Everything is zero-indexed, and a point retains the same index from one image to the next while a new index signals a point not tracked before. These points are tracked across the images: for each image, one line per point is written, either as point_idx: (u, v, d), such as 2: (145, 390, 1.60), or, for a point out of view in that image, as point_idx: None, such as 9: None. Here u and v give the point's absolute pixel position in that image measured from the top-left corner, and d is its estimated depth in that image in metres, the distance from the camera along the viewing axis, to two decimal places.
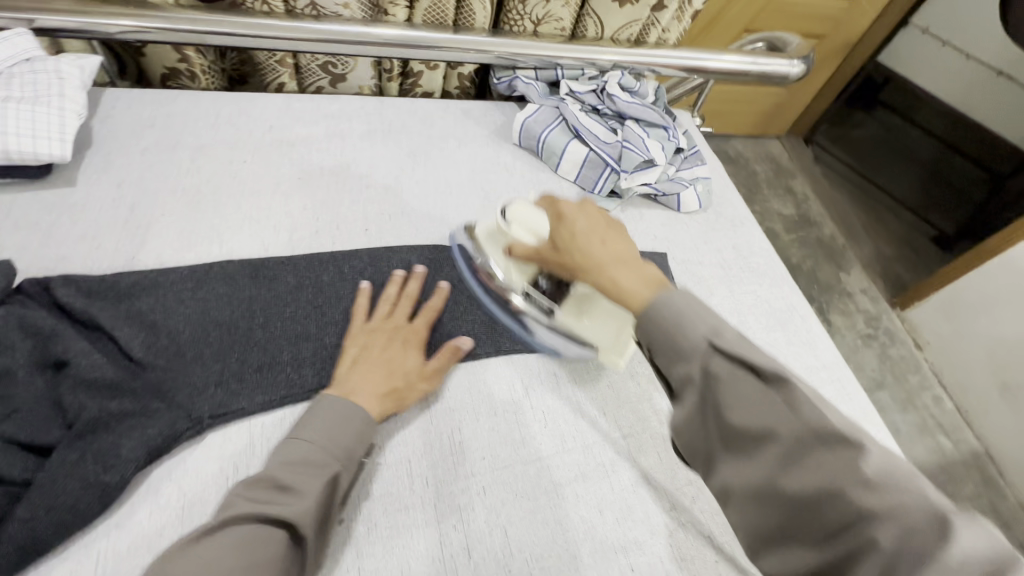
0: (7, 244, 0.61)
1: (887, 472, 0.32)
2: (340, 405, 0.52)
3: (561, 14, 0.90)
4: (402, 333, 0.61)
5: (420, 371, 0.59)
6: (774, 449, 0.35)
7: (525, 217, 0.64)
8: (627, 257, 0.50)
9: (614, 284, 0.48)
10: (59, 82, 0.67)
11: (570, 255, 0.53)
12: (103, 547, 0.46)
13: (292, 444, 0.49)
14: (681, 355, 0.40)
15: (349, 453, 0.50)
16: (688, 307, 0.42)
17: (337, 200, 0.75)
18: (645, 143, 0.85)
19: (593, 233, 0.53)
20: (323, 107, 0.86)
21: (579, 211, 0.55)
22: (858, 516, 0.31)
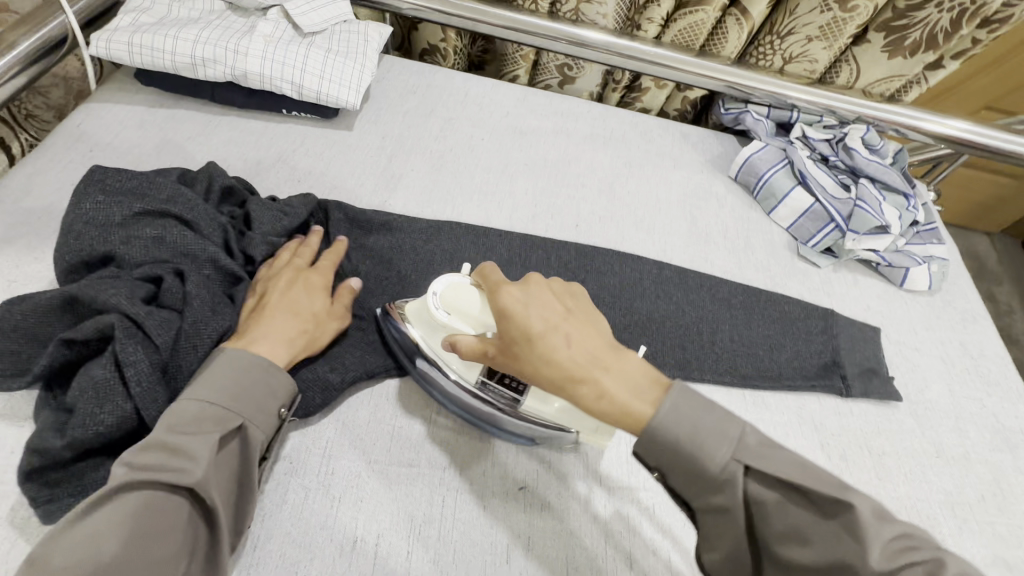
0: (298, 167, 0.74)
1: (844, 486, 0.40)
2: (240, 359, 0.46)
3: (817, 56, 0.84)
4: (301, 277, 0.56)
5: (327, 313, 0.55)
6: (797, 548, 0.40)
7: (460, 305, 0.52)
8: (598, 356, 0.45)
9: (608, 395, 0.43)
10: (365, 43, 0.79)
11: (531, 366, 0.45)
12: (329, 436, 0.53)
13: (191, 403, 0.42)
14: (714, 487, 0.41)
15: (255, 408, 0.44)
16: (693, 412, 0.42)
17: (554, 192, 0.79)
18: (880, 207, 0.78)
19: (556, 322, 0.46)
20: (555, 104, 0.92)
21: (527, 293, 0.48)
22: (797, 527, 0.40)
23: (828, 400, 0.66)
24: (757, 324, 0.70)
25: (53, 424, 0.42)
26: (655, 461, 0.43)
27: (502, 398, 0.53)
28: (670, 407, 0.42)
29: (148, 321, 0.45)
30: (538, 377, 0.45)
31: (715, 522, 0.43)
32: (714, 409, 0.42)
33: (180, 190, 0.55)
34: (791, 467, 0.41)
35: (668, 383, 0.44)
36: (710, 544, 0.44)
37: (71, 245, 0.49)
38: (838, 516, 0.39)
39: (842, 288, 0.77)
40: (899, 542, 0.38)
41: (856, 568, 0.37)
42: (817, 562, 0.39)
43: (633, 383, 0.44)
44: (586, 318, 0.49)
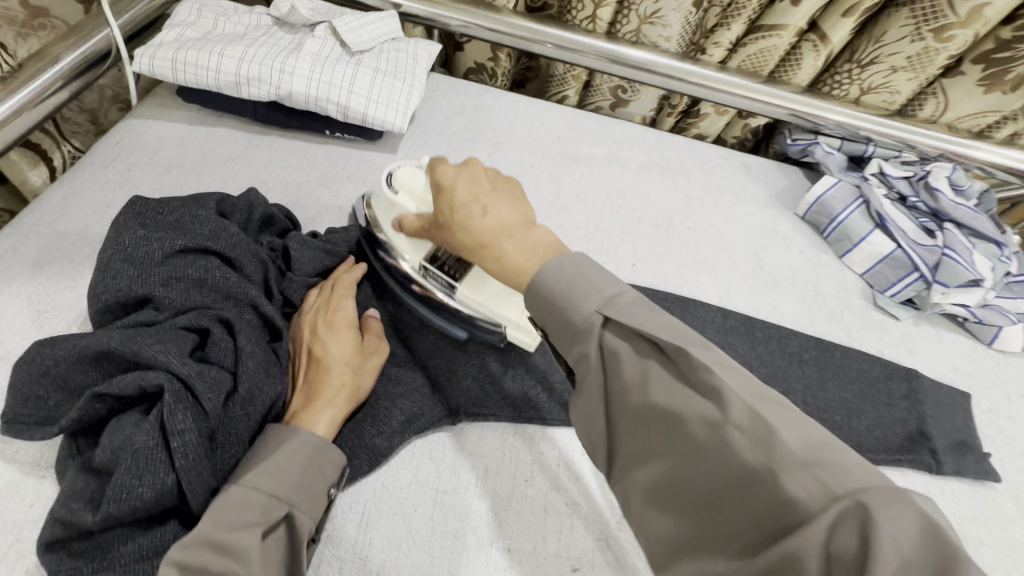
0: (341, 192, 0.70)
1: (811, 449, 0.30)
2: (288, 438, 0.43)
3: (900, 87, 0.77)
4: (325, 320, 0.52)
5: (359, 355, 0.51)
6: (701, 465, 0.33)
7: (410, 184, 0.55)
8: (508, 223, 0.44)
9: (504, 261, 0.42)
10: (414, 62, 0.75)
11: (454, 235, 0.46)
12: (368, 501, 0.48)
13: (236, 490, 0.39)
14: (578, 335, 0.38)
15: (304, 492, 0.41)
16: (591, 273, 0.40)
17: (609, 226, 0.74)
18: (971, 257, 0.70)
19: (480, 195, 0.46)
20: (609, 129, 0.86)
21: (459, 173, 0.47)
22: (736, 446, 0.32)
23: (915, 477, 0.59)
24: (832, 384, 0.64)
25: (82, 490, 0.38)
26: (589, 344, 0.38)
27: (439, 283, 0.55)
28: (555, 265, 0.40)
29: (198, 383, 0.40)
30: (457, 233, 0.45)
31: (631, 423, 0.37)
32: (618, 286, 0.40)
33: (223, 224, 0.51)
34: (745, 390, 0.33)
35: (564, 250, 0.42)
36: (632, 461, 0.37)
37: (108, 285, 0.45)
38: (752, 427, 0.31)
39: (925, 345, 0.70)
40: (812, 456, 0.30)
41: (780, 480, 0.29)
42: (742, 470, 0.31)
43: (533, 251, 0.42)
44: (513, 195, 0.47)
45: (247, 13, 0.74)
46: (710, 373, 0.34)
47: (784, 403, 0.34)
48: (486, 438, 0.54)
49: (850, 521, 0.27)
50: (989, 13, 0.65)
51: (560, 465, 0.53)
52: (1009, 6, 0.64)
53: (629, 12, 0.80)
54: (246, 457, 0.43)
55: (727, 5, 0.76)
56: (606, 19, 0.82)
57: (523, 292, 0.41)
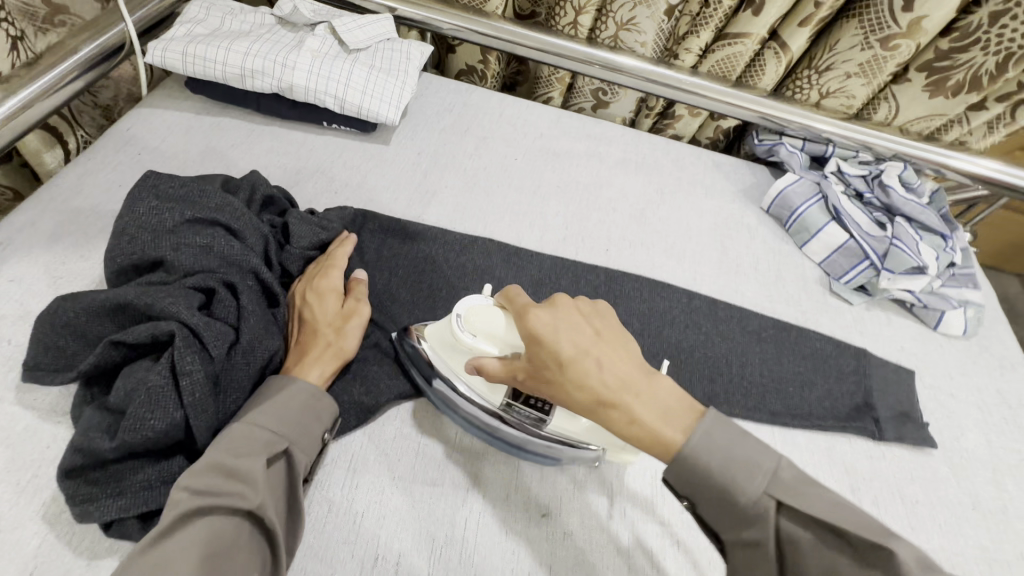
0: (337, 178, 0.75)
1: (829, 502, 0.40)
2: (287, 385, 0.48)
3: (856, 92, 0.84)
4: (313, 289, 0.56)
5: (344, 317, 0.55)
6: (797, 559, 0.39)
7: (488, 326, 0.52)
8: (630, 379, 0.45)
9: (638, 421, 0.43)
10: (407, 61, 0.81)
11: (568, 390, 0.45)
12: (356, 451, 0.53)
13: (240, 427, 0.44)
14: (751, 521, 0.41)
15: (301, 432, 0.46)
16: (733, 444, 0.42)
17: (586, 215, 0.80)
18: (917, 248, 0.76)
19: (589, 347, 0.46)
20: (589, 127, 0.92)
21: (553, 318, 0.48)
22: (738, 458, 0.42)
23: (860, 443, 0.64)
24: (787, 360, 0.69)
25: (99, 424, 0.43)
26: (764, 530, 0.41)
27: (527, 418, 0.53)
28: (704, 441, 0.42)
29: (205, 332, 0.45)
30: (570, 388, 0.45)
31: (720, 515, 0.43)
32: (773, 457, 0.42)
33: (228, 198, 0.56)
34: (818, 489, 0.41)
35: (701, 413, 0.44)
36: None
37: (123, 248, 0.50)
38: (831, 529, 0.39)
39: (875, 327, 0.76)
40: (923, 568, 0.36)
41: (839, 571, 0.38)
42: (807, 566, 0.39)
43: (665, 413, 0.44)
44: (616, 343, 0.48)
45: (252, 13, 0.79)
46: (800, 495, 0.41)
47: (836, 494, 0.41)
48: None
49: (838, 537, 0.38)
50: (928, 25, 0.71)
51: None
52: (945, 20, 0.71)
53: (607, 19, 0.87)
54: (246, 404, 0.47)
55: (695, 15, 0.83)
56: (587, 25, 0.88)
57: (671, 460, 0.42)
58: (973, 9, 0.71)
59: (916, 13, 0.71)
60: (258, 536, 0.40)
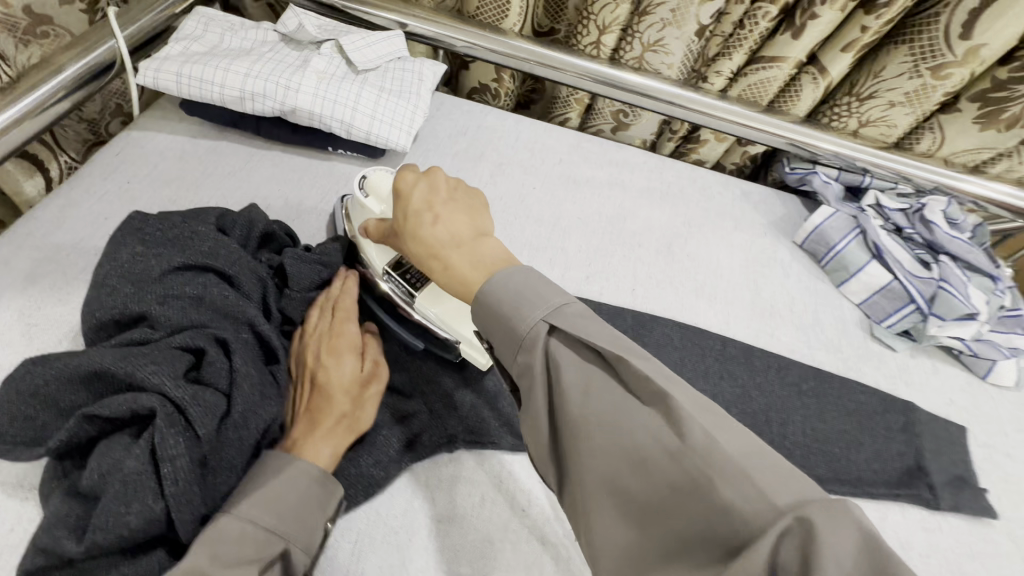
0: (343, 209, 0.70)
1: (744, 454, 0.32)
2: (288, 466, 0.42)
3: (897, 122, 0.79)
4: (326, 347, 0.51)
5: (360, 383, 0.50)
6: (647, 475, 0.33)
7: (384, 189, 0.55)
8: (487, 257, 0.44)
9: (450, 269, 0.44)
10: (419, 82, 0.76)
11: (405, 243, 0.48)
12: (362, 531, 0.47)
13: (233, 519, 0.38)
14: (650, 461, 0.34)
15: (301, 529, 0.40)
16: (537, 286, 0.41)
17: (609, 249, 0.74)
18: (967, 291, 0.71)
19: (433, 202, 0.48)
20: (610, 152, 0.87)
21: (418, 183, 0.49)
22: (670, 434, 0.34)
23: (913, 512, 0.58)
24: (830, 415, 0.64)
25: (68, 516, 0.37)
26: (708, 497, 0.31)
27: (400, 290, 0.55)
28: (503, 279, 0.42)
29: (192, 405, 0.39)
30: (408, 239, 0.48)
31: (587, 447, 0.36)
32: (611, 335, 0.39)
33: (222, 240, 0.50)
34: (744, 462, 0.32)
35: (514, 263, 0.43)
36: (573, 465, 0.36)
37: (103, 302, 0.44)
38: (696, 442, 0.33)
39: (921, 377, 0.70)
40: (786, 487, 0.30)
41: (715, 488, 0.31)
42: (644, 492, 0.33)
43: (481, 264, 0.44)
44: (473, 205, 0.49)
45: (254, 29, 0.74)
46: (712, 438, 0.33)
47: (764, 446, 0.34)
48: (484, 466, 0.52)
49: (792, 537, 0.28)
50: (986, 53, 0.65)
51: None
52: (1005, 49, 0.65)
53: (632, 39, 0.81)
54: (240, 487, 0.41)
55: (727, 36, 0.77)
56: (610, 45, 0.83)
57: (474, 302, 0.42)
58: None
59: (972, 41, 0.65)
60: None
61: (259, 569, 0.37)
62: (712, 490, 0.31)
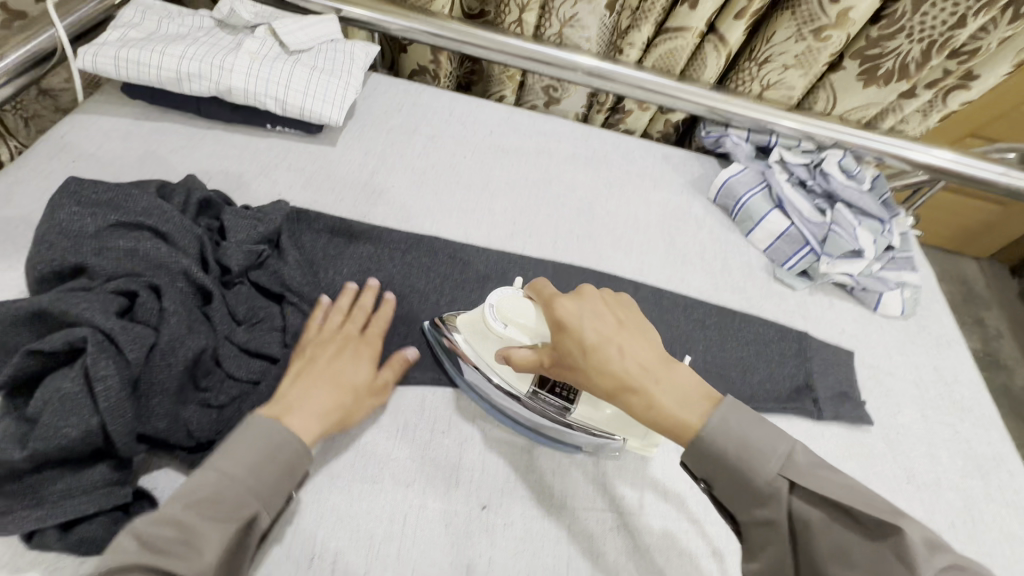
0: (281, 180, 0.75)
1: (927, 542, 0.39)
2: (271, 430, 0.45)
3: (794, 83, 0.86)
4: (349, 346, 0.56)
5: (370, 389, 0.55)
6: (842, 565, 0.40)
7: (517, 314, 0.55)
8: (650, 365, 0.49)
9: (656, 407, 0.47)
10: (350, 61, 0.81)
11: (591, 376, 0.49)
12: None
13: (200, 475, 0.42)
14: (761, 498, 0.43)
15: (272, 495, 0.44)
16: (749, 428, 0.45)
17: (535, 210, 0.81)
18: (855, 231, 0.78)
19: (610, 334, 0.50)
20: (539, 124, 0.93)
21: (581, 317, 0.51)
22: (842, 548, 0.40)
23: (800, 423, 0.66)
24: (730, 346, 0.71)
25: (11, 432, 0.42)
26: (776, 510, 0.43)
27: (552, 406, 0.56)
28: (715, 424, 0.45)
29: (121, 336, 0.45)
30: (593, 374, 0.49)
31: (760, 535, 0.44)
32: (787, 441, 0.44)
33: (156, 203, 0.56)
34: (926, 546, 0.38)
35: (717, 398, 0.47)
36: (753, 548, 0.45)
37: (42, 254, 0.49)
38: (884, 537, 0.39)
39: (817, 310, 0.78)
40: (854, 501, 0.41)
41: (851, 554, 0.40)
42: (823, 547, 0.41)
43: (685, 399, 0.47)
44: (637, 329, 0.52)
45: (190, 16, 0.79)
46: (892, 524, 0.39)
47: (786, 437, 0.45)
48: (408, 396, 0.59)
49: None
50: (854, 16, 0.74)
51: (474, 417, 0.58)
52: (870, 10, 0.73)
53: (550, 16, 0.88)
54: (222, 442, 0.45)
55: (636, 9, 0.84)
56: (532, 23, 0.89)
57: (687, 444, 0.46)
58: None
59: (842, 5, 0.73)
60: None
61: (232, 527, 0.41)
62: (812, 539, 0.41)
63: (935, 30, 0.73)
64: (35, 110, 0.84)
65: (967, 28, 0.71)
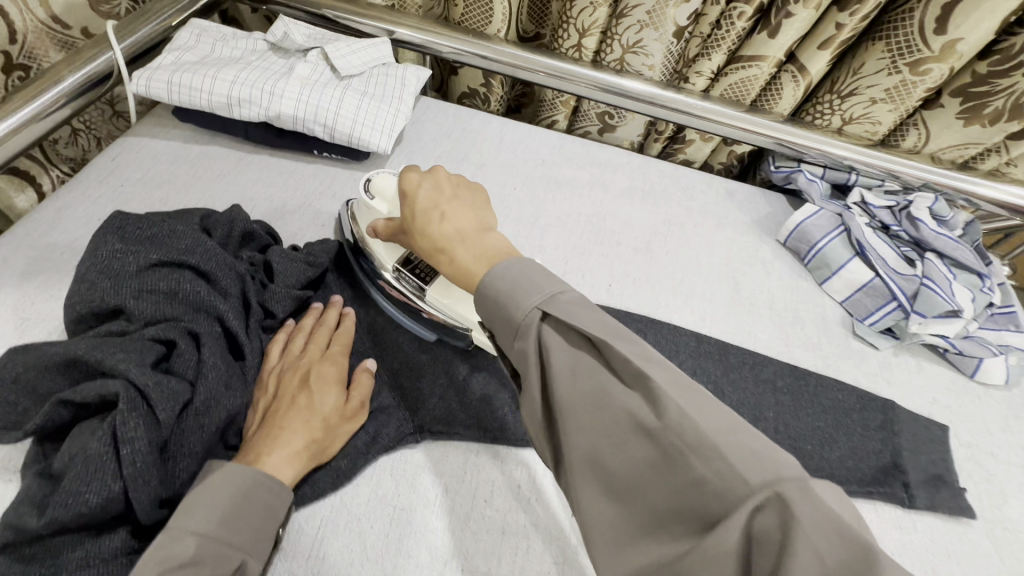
0: (325, 210, 0.72)
1: (723, 435, 0.32)
2: (242, 477, 0.42)
3: (881, 118, 0.78)
4: (313, 372, 0.52)
5: (342, 416, 0.51)
6: (677, 487, 0.31)
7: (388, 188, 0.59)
8: (466, 229, 0.47)
9: (455, 264, 0.46)
10: (402, 87, 0.78)
11: (415, 238, 0.50)
12: (324, 518, 0.49)
13: (173, 540, 0.37)
14: (517, 331, 0.40)
15: (255, 540, 0.41)
16: (533, 274, 0.41)
17: (588, 248, 0.75)
18: (951, 288, 0.69)
19: (439, 201, 0.50)
20: (593, 153, 0.88)
21: (423, 178, 0.51)
22: (606, 391, 0.36)
23: (887, 510, 0.58)
24: (805, 413, 0.63)
25: (34, 493, 0.39)
26: (526, 341, 0.39)
27: (411, 286, 0.59)
28: (505, 267, 0.42)
29: (154, 393, 0.41)
30: (418, 236, 0.49)
31: (623, 475, 0.34)
32: (571, 293, 0.41)
33: (200, 240, 0.53)
34: (705, 414, 0.33)
35: (512, 254, 0.44)
36: (576, 454, 0.36)
37: (83, 295, 0.47)
38: (671, 411, 0.33)
39: (904, 375, 0.69)
40: (753, 470, 0.30)
41: (691, 463, 0.31)
42: (663, 444, 0.32)
43: (484, 253, 0.45)
44: (478, 201, 0.51)
45: (244, 39, 0.77)
46: (661, 389, 0.34)
47: (677, 369, 0.37)
48: (449, 458, 0.54)
49: (772, 511, 0.28)
50: (962, 49, 0.65)
51: (520, 485, 0.53)
52: (981, 43, 0.65)
53: (612, 41, 0.82)
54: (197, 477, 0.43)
55: (706, 36, 0.78)
56: (592, 47, 0.84)
57: (476, 291, 0.43)
58: (1014, 32, 0.66)
59: (948, 36, 0.65)
60: None
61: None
62: (654, 438, 0.33)
63: None
64: (107, 131, 0.85)
65: None
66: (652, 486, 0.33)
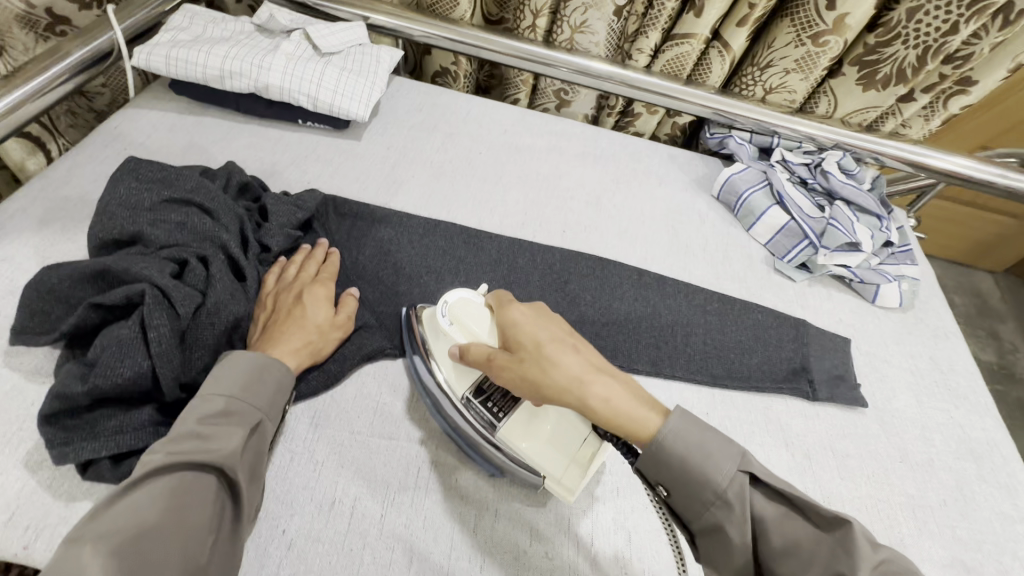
0: (310, 170, 0.81)
1: (844, 542, 0.40)
2: (255, 359, 0.49)
3: (795, 87, 0.91)
4: (306, 290, 0.60)
5: (332, 325, 0.60)
6: (768, 540, 0.42)
7: (466, 317, 0.55)
8: (590, 375, 0.48)
9: (599, 410, 0.46)
10: (377, 63, 0.87)
11: (536, 375, 0.49)
12: (316, 410, 0.57)
13: (203, 399, 0.46)
14: (709, 497, 0.43)
15: (271, 404, 0.49)
16: (692, 436, 0.45)
17: (546, 202, 0.86)
18: (852, 226, 0.81)
19: (557, 342, 0.50)
20: (550, 125, 0.99)
21: (534, 320, 0.52)
22: (793, 538, 0.42)
23: (795, 402, 0.69)
24: (730, 330, 0.74)
25: (75, 373, 0.47)
26: (726, 511, 0.43)
27: (480, 420, 0.54)
28: (672, 430, 0.45)
29: (173, 292, 0.50)
30: (538, 374, 0.49)
31: (749, 563, 0.43)
32: (703, 432, 0.45)
33: (202, 182, 0.62)
34: (830, 521, 0.41)
35: (667, 410, 0.47)
36: (704, 530, 0.44)
37: (104, 223, 0.55)
38: (827, 526, 0.41)
39: (816, 301, 0.81)
40: (843, 542, 0.40)
41: (800, 553, 0.41)
42: (782, 541, 0.42)
43: (631, 406, 0.47)
44: (585, 341, 0.53)
45: (232, 21, 0.86)
46: (791, 494, 0.43)
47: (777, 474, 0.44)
48: None
49: None
50: (852, 21, 0.78)
51: None
52: (865, 17, 0.78)
53: (562, 22, 0.93)
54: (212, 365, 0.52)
55: (642, 15, 0.90)
56: (543, 28, 0.95)
57: (644, 447, 0.45)
58: (893, 7, 0.79)
59: (838, 11, 0.77)
60: (223, 494, 0.42)
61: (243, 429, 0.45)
62: (841, 575, 0.39)
63: (929, 37, 0.77)
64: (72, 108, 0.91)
65: (959, 34, 0.75)
66: (773, 565, 0.42)
